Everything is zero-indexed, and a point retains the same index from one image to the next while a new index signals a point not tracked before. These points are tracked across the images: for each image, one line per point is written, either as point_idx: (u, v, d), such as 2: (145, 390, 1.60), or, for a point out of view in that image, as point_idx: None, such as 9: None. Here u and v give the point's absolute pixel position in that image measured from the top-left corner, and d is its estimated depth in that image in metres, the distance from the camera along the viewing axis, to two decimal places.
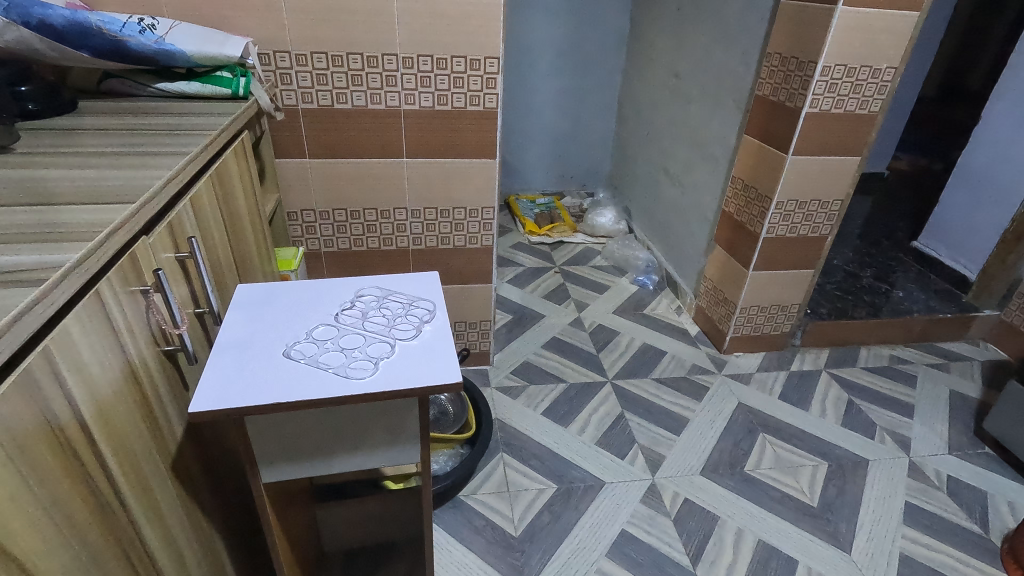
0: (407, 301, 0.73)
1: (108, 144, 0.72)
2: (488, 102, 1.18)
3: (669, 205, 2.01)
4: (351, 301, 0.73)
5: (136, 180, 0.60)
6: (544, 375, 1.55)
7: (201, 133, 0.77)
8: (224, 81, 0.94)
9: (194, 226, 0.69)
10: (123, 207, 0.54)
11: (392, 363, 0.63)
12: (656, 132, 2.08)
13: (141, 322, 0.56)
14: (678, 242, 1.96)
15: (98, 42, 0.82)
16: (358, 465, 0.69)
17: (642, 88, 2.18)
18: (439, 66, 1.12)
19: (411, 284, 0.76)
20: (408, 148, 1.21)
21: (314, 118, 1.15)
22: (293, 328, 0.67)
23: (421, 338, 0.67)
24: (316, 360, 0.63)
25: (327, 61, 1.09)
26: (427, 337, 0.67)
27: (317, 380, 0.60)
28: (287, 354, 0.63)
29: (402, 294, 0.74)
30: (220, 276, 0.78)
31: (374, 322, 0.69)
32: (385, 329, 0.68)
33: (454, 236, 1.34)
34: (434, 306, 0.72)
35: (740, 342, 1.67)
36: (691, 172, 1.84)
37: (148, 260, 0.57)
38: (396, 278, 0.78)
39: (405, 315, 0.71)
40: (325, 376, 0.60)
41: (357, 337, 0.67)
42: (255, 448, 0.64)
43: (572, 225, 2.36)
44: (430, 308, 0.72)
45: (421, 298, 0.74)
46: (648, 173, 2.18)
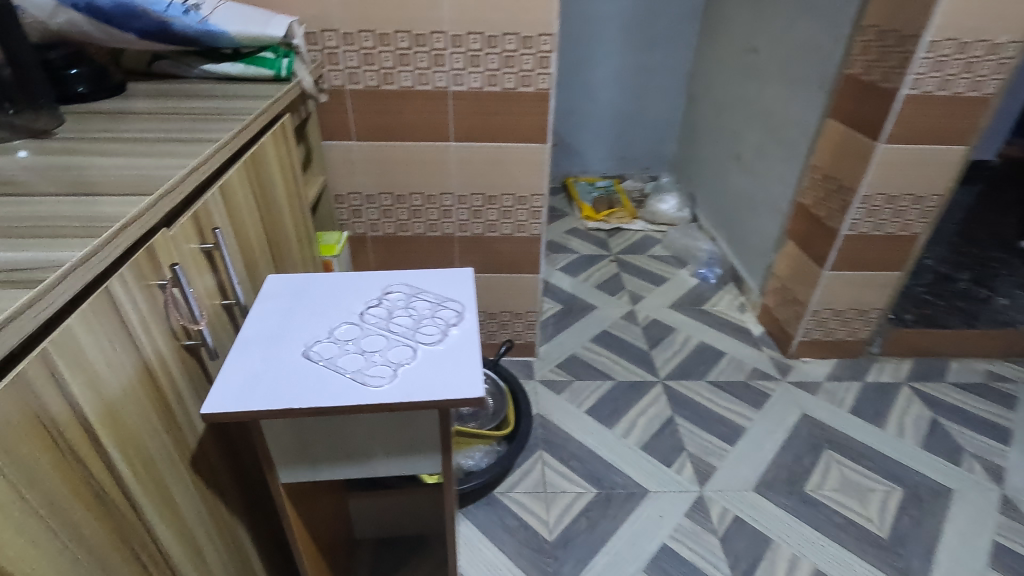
0: (436, 300, 0.69)
1: (144, 128, 0.72)
2: (541, 83, 1.10)
3: (739, 193, 1.86)
4: (378, 297, 0.69)
5: (160, 169, 0.59)
6: (590, 371, 1.48)
7: (236, 117, 0.75)
8: (267, 62, 0.92)
9: (223, 216, 0.67)
10: (139, 200, 0.52)
11: (412, 371, 0.60)
12: (728, 112, 1.92)
13: (158, 316, 0.55)
14: (745, 234, 1.82)
15: (144, 24, 0.81)
16: (400, 468, 0.66)
17: (715, 64, 2.02)
18: (490, 45, 1.06)
19: (442, 281, 0.72)
20: (455, 131, 1.16)
21: (361, 100, 1.11)
22: (316, 326, 0.65)
23: (445, 344, 0.63)
24: (334, 363, 0.60)
25: (374, 39, 1.05)
26: (452, 343, 0.63)
27: (333, 387, 0.57)
28: (306, 355, 0.61)
29: (431, 291, 0.70)
30: (253, 265, 0.77)
31: (399, 323, 0.66)
32: (409, 332, 0.64)
33: (501, 225, 1.29)
34: (464, 307, 0.68)
35: (809, 347, 1.54)
36: (765, 159, 1.69)
37: (168, 255, 0.56)
38: (427, 272, 0.74)
39: (432, 317, 0.66)
40: (340, 382, 0.58)
41: (379, 339, 0.64)
42: (291, 450, 0.62)
43: (631, 211, 2.24)
44: (460, 310, 0.68)
45: (451, 298, 0.69)
46: (717, 158, 2.02)
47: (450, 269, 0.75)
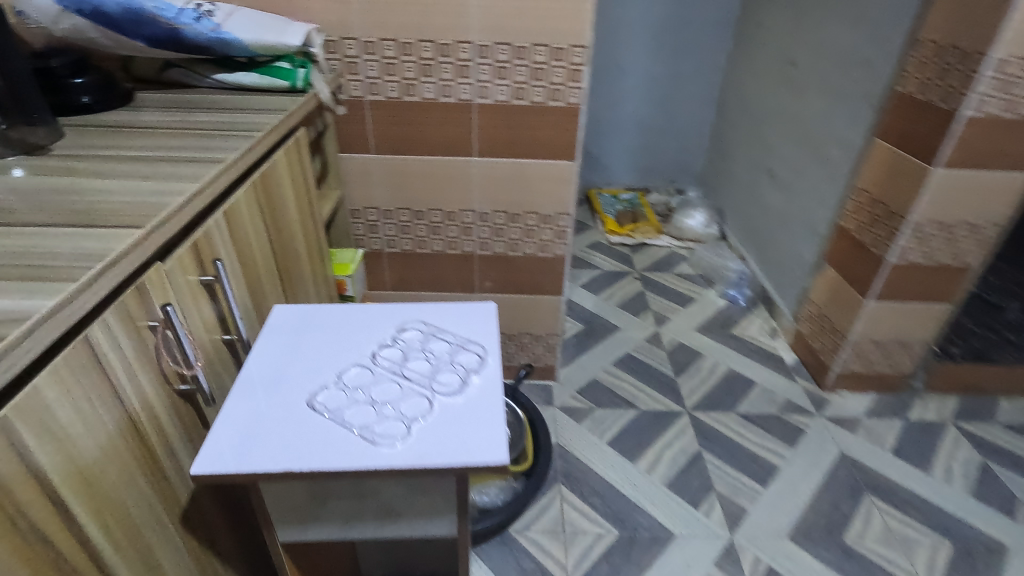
0: (456, 342, 0.63)
1: (149, 142, 0.66)
2: (571, 97, 1.03)
3: (772, 212, 1.77)
4: (393, 337, 0.63)
5: (156, 195, 0.53)
6: (612, 398, 1.41)
7: (245, 133, 0.70)
8: (283, 72, 0.86)
9: (226, 244, 0.62)
10: (128, 233, 0.47)
11: (427, 427, 0.53)
12: (763, 126, 1.84)
13: (147, 361, 0.49)
14: (779, 255, 1.73)
15: (153, 31, 0.76)
16: (418, 531, 0.59)
17: (749, 75, 1.93)
18: (518, 56, 0.99)
19: (463, 319, 0.66)
20: (479, 146, 1.09)
21: (380, 111, 1.06)
22: (323, 369, 0.59)
23: (465, 395, 0.56)
24: (341, 416, 0.54)
25: (396, 48, 0.99)
26: (472, 395, 0.56)
27: (338, 445, 0.51)
28: (311, 405, 0.54)
29: (451, 331, 0.64)
30: (259, 293, 0.71)
31: (414, 369, 0.59)
32: (425, 379, 0.58)
33: (524, 244, 1.22)
34: (486, 352, 0.61)
35: (846, 379, 1.44)
36: (802, 178, 1.60)
37: (160, 292, 0.50)
38: (446, 308, 0.68)
39: (450, 362, 0.60)
40: (347, 439, 0.51)
41: (392, 387, 0.57)
42: (294, 509, 0.56)
43: (656, 226, 2.16)
44: (482, 355, 0.61)
45: (473, 340, 0.63)
46: (748, 174, 1.94)
47: (471, 306, 0.68)
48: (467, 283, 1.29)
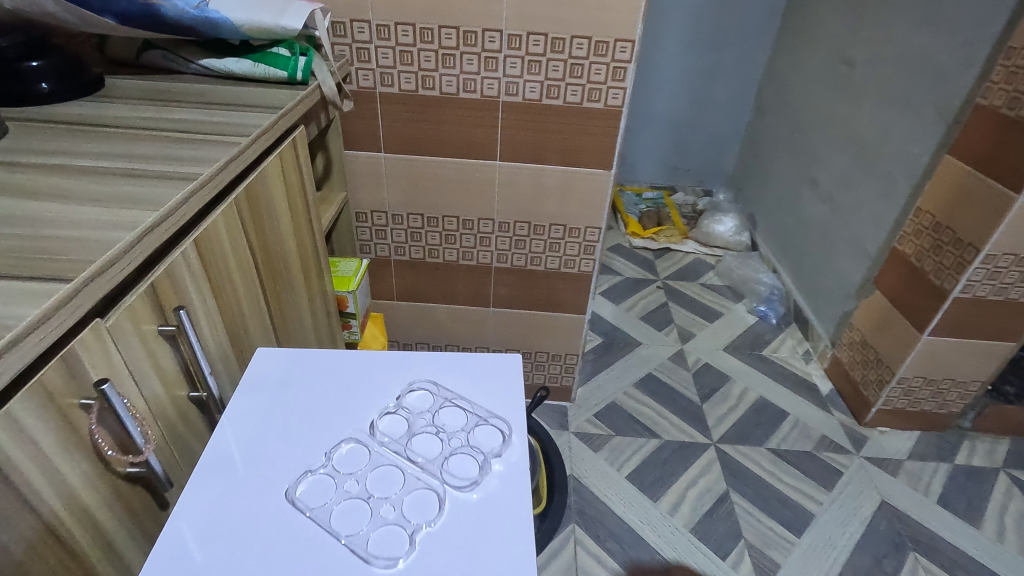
0: (473, 412, 0.51)
1: (109, 146, 0.53)
2: (612, 99, 0.90)
3: (813, 224, 1.63)
4: (396, 402, 0.52)
5: (97, 228, 0.41)
6: (633, 424, 1.30)
7: (227, 137, 0.58)
8: (280, 60, 0.73)
9: (196, 281, 0.50)
10: (49, 290, 0.35)
11: (433, 535, 0.42)
12: (807, 130, 1.69)
13: (74, 452, 0.38)
14: (817, 271, 1.60)
15: (125, 7, 0.62)
16: None
17: (795, 72, 1.78)
18: (553, 48, 0.86)
19: (482, 379, 0.54)
20: (503, 148, 0.97)
21: (393, 105, 0.93)
22: (308, 445, 0.48)
23: (482, 488, 0.45)
24: (326, 516, 0.43)
25: (414, 34, 0.86)
26: (491, 489, 0.45)
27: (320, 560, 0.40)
28: (289, 499, 0.44)
29: (468, 396, 0.53)
30: (240, 331, 0.60)
31: (420, 450, 0.48)
32: (434, 466, 0.47)
33: (546, 258, 1.10)
34: (510, 427, 0.49)
35: (888, 416, 1.32)
36: (851, 190, 1.46)
37: (95, 360, 0.39)
38: (461, 362, 0.56)
39: (466, 441, 0.49)
40: (330, 552, 0.41)
41: (392, 475, 0.47)
42: None
43: (682, 230, 2.03)
44: (504, 431, 0.50)
45: (493, 411, 0.51)
46: (787, 180, 1.80)
47: (493, 360, 0.57)
48: (481, 295, 1.17)
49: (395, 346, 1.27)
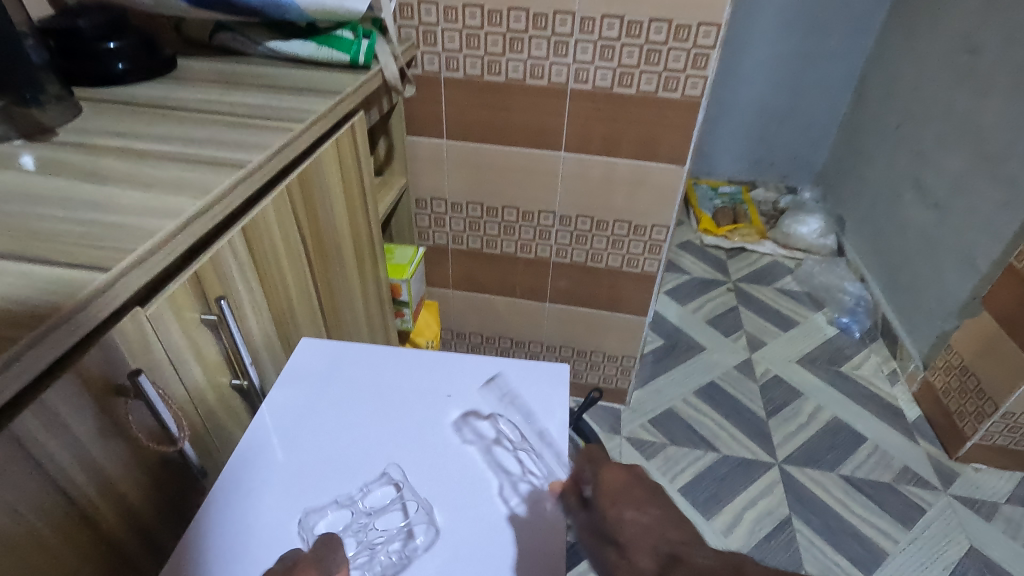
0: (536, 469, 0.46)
1: (171, 131, 0.54)
2: (690, 88, 0.83)
3: (913, 231, 1.47)
4: (443, 425, 0.49)
5: (143, 215, 0.41)
6: (690, 435, 1.23)
7: (281, 123, 0.56)
8: (343, 43, 0.71)
9: (239, 272, 0.49)
10: (87, 279, 0.35)
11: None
12: (916, 124, 1.51)
13: (110, 439, 0.38)
14: (914, 285, 1.44)
15: None
16: None
17: (906, 60, 1.59)
18: (629, 33, 0.80)
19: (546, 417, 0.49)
20: (569, 138, 0.92)
21: (457, 91, 0.90)
22: (339, 468, 0.46)
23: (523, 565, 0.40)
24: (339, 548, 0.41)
25: (482, 17, 0.82)
26: (542, 554, 0.41)
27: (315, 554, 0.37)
28: (309, 520, 0.43)
29: (525, 440, 0.48)
30: (286, 320, 0.59)
31: (455, 486, 0.45)
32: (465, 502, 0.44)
33: (607, 255, 1.05)
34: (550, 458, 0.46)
35: (985, 452, 1.18)
36: (964, 196, 1.30)
37: (132, 351, 0.39)
38: (517, 379, 0.53)
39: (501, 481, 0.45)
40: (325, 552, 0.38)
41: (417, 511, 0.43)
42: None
43: (759, 229, 1.89)
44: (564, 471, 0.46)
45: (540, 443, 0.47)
46: (886, 180, 1.62)
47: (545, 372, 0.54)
48: (538, 289, 1.14)
49: (449, 335, 1.27)
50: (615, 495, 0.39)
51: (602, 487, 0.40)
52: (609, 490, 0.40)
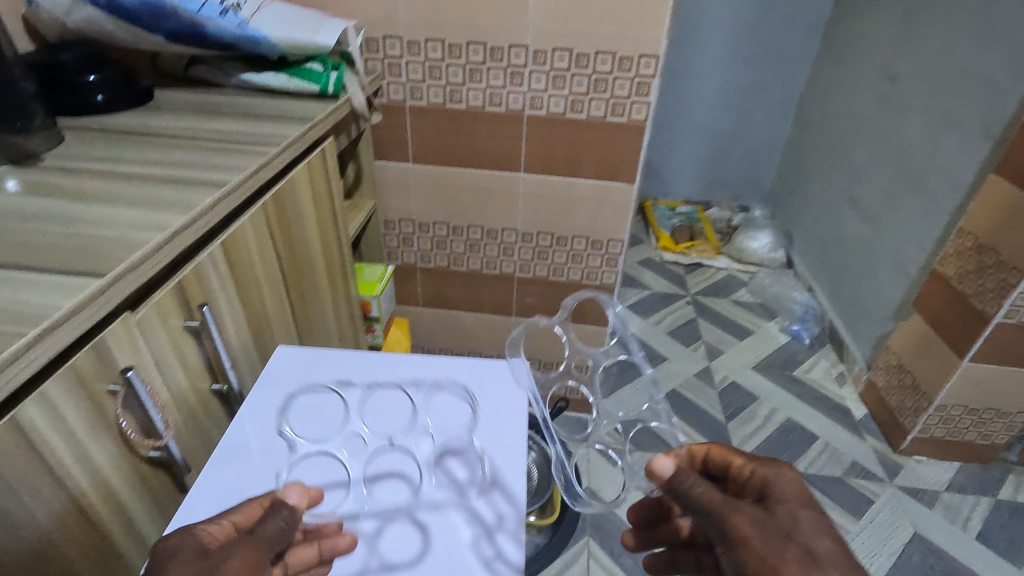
0: (494, 463, 0.50)
1: (153, 156, 0.58)
2: (635, 113, 0.91)
3: (852, 242, 1.58)
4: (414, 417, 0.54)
5: (133, 228, 0.45)
6: (653, 440, 1.28)
7: (257, 148, 0.61)
8: (313, 75, 0.77)
9: (219, 283, 0.53)
10: (85, 283, 0.39)
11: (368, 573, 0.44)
12: (849, 144, 1.65)
13: (102, 433, 0.41)
14: (855, 292, 1.55)
15: (174, 25, 0.69)
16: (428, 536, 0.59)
17: (838, 87, 1.74)
18: (578, 64, 0.88)
19: (512, 419, 0.54)
20: (527, 161, 0.99)
21: (421, 117, 0.96)
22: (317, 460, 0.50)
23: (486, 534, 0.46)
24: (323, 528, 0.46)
25: (443, 50, 0.89)
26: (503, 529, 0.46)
27: (253, 506, 0.43)
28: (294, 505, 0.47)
29: (489, 433, 0.52)
30: (262, 330, 0.63)
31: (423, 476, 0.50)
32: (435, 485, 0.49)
33: (568, 269, 1.11)
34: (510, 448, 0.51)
35: (925, 444, 1.26)
36: (893, 208, 1.42)
37: (124, 351, 0.42)
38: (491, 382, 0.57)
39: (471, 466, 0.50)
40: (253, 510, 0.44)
41: (383, 491, 0.49)
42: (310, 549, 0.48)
43: (715, 245, 2.00)
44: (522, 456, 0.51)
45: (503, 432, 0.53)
46: (826, 196, 1.75)
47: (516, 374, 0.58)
48: (504, 304, 1.19)
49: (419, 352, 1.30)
50: (798, 500, 0.47)
51: (791, 493, 0.48)
52: (795, 497, 0.48)
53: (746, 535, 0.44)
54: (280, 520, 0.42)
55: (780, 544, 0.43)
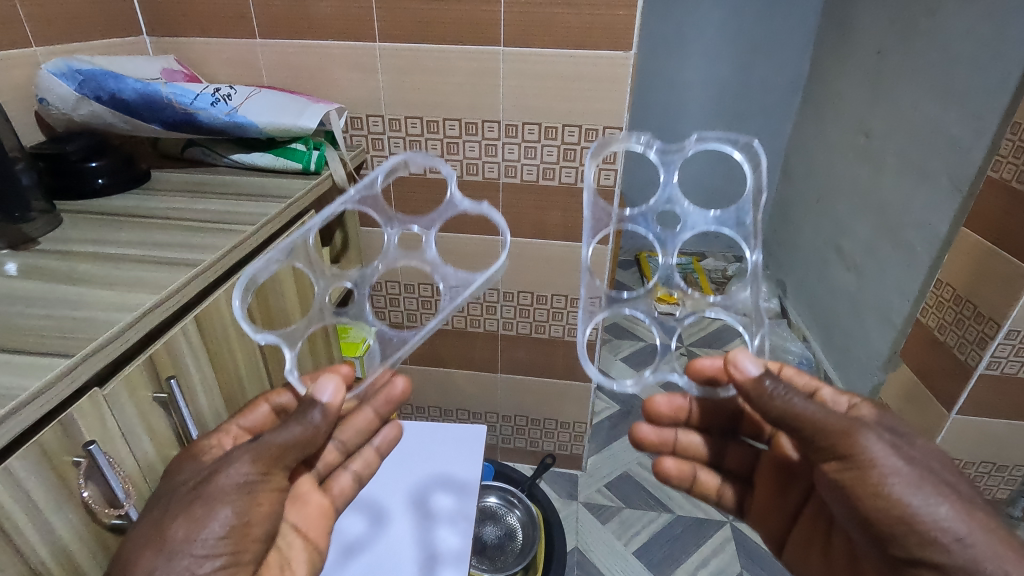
0: (460, 494, 0.74)
1: (138, 237, 0.63)
2: (604, 180, 0.96)
3: (840, 292, 1.60)
4: (397, 472, 0.78)
5: (109, 309, 0.50)
6: (644, 497, 1.27)
7: (236, 227, 0.66)
8: (297, 154, 0.83)
9: (190, 355, 0.57)
10: (55, 364, 0.43)
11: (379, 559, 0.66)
12: (832, 196, 1.68)
13: (65, 505, 0.44)
14: (846, 341, 1.55)
15: (169, 115, 0.76)
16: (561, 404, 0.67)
17: (819, 141, 1.79)
18: (547, 136, 0.94)
19: (469, 467, 0.79)
20: (504, 226, 1.03)
21: (404, 187, 1.02)
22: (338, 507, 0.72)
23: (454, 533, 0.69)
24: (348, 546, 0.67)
25: (422, 126, 0.96)
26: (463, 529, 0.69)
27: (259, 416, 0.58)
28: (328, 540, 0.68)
29: (453, 476, 0.77)
30: (234, 396, 0.66)
31: (410, 507, 0.73)
32: (419, 510, 0.72)
33: (550, 326, 1.14)
34: (470, 486, 0.76)
35: None
36: (875, 260, 1.44)
37: (91, 424, 0.46)
38: (462, 442, 0.83)
39: (443, 495, 0.74)
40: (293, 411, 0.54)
41: (384, 519, 0.71)
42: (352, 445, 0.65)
43: (709, 296, 2.02)
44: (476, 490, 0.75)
45: (462, 476, 0.77)
46: (814, 247, 1.78)
47: (467, 436, 0.84)
48: (490, 361, 1.21)
49: (409, 409, 1.33)
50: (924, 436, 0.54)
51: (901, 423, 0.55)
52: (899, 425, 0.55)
53: (891, 465, 0.49)
54: (304, 424, 0.51)
55: (914, 470, 0.49)
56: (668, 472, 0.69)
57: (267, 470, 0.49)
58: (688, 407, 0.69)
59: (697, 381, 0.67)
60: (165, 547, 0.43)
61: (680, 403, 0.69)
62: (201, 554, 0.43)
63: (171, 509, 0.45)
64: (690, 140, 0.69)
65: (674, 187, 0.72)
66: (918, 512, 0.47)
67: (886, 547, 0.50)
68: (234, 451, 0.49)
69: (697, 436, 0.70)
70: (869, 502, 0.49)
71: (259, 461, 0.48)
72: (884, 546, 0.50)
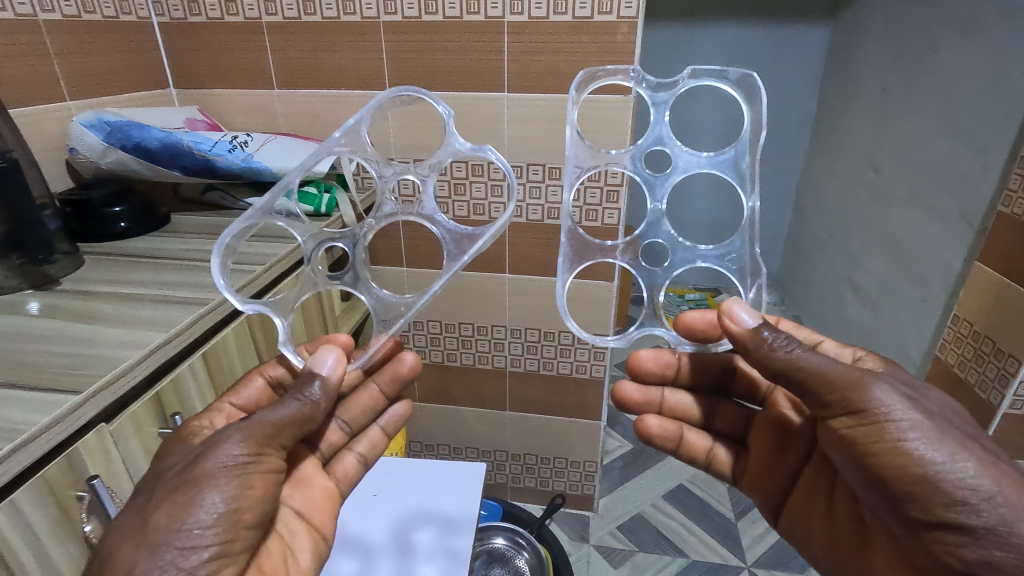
0: (451, 534, 0.75)
1: (153, 277, 0.66)
2: (608, 218, 0.98)
3: (857, 328, 1.57)
4: (389, 510, 0.79)
5: (120, 347, 0.52)
6: (657, 540, 1.23)
7: (245, 267, 0.69)
8: (308, 197, 0.87)
9: (194, 392, 0.59)
10: (65, 399, 0.45)
11: None
12: (844, 232, 1.68)
13: (63, 537, 0.45)
14: None
15: (188, 162, 0.80)
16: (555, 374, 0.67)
17: (829, 178, 1.80)
18: (551, 176, 0.96)
19: (463, 505, 0.80)
20: (511, 264, 1.05)
21: (412, 225, 1.05)
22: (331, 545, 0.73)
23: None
24: None
25: None
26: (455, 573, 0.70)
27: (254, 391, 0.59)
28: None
29: (445, 515, 0.78)
30: None
31: (401, 546, 0.74)
32: (410, 548, 0.74)
33: (557, 362, 1.14)
34: (462, 525, 0.77)
35: None
36: (890, 295, 1.42)
37: (93, 458, 0.47)
38: (455, 479, 0.84)
39: (434, 535, 0.75)
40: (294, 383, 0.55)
41: (375, 556, 0.73)
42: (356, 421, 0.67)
43: None
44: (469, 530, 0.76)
45: (455, 514, 0.78)
46: (829, 283, 1.76)
47: (464, 473, 0.85)
48: (499, 398, 1.21)
49: (419, 447, 1.32)
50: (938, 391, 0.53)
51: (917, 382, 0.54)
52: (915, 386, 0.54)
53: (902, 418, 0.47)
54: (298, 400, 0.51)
55: (933, 424, 0.47)
56: (651, 430, 0.68)
57: (263, 450, 0.48)
58: (674, 363, 0.69)
59: (685, 336, 0.66)
60: (147, 538, 0.42)
61: (665, 359, 0.69)
62: (190, 546, 0.43)
63: (158, 497, 0.44)
64: (683, 75, 0.61)
65: (666, 125, 0.64)
66: (942, 470, 0.45)
67: (908, 510, 0.47)
68: (226, 430, 0.49)
69: (681, 396, 0.70)
70: (886, 461, 0.47)
71: (251, 440, 0.48)
72: (901, 508, 0.48)
